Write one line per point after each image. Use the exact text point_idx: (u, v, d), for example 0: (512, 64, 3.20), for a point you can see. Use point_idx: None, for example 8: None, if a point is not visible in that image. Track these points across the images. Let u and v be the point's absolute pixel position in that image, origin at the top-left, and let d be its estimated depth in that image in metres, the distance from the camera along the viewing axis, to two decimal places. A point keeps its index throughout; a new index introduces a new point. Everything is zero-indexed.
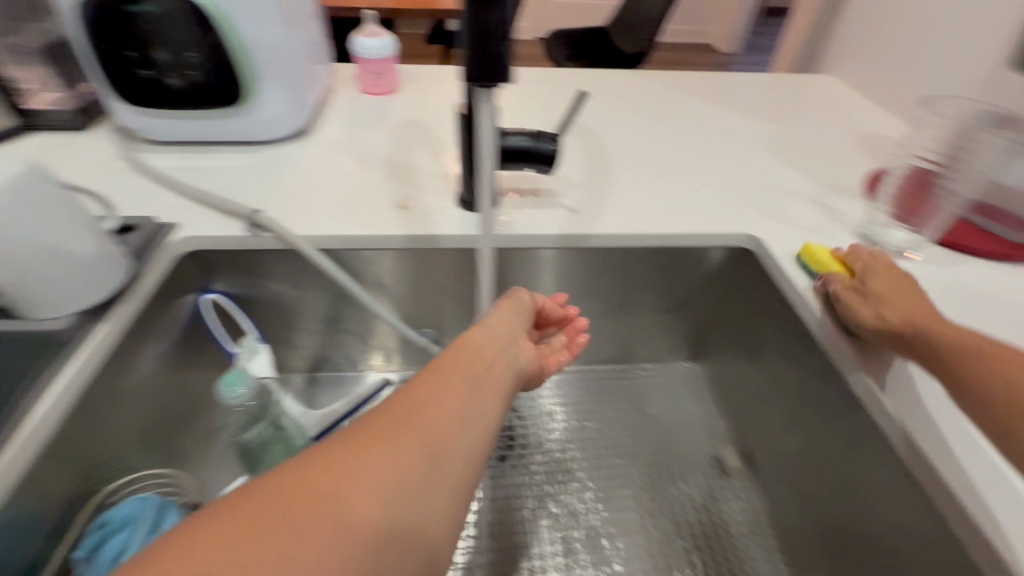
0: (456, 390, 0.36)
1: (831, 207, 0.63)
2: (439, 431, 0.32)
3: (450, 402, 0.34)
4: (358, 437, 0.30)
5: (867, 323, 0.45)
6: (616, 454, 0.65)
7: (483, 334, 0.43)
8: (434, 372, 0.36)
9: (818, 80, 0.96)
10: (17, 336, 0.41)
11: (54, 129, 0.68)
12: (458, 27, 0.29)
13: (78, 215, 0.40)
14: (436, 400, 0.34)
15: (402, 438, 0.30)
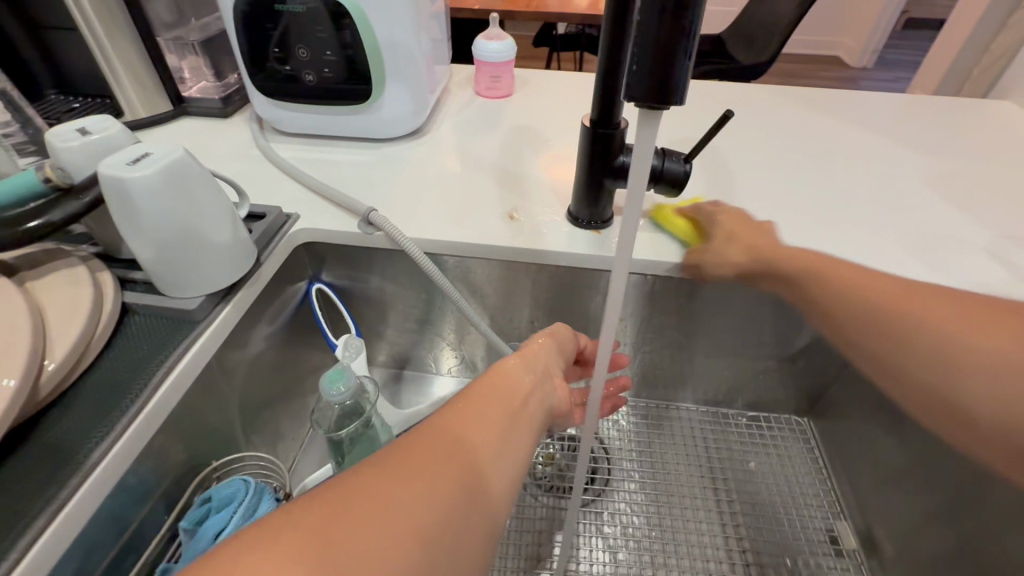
0: (492, 418, 0.36)
1: (1012, 263, 0.52)
2: (477, 459, 0.33)
3: (489, 430, 0.35)
4: (393, 461, 0.31)
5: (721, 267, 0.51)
6: (705, 508, 0.59)
7: (527, 367, 0.43)
8: (470, 401, 0.37)
9: (992, 107, 0.83)
10: (151, 311, 0.43)
11: (201, 115, 0.74)
12: (630, 38, 0.25)
13: (220, 203, 0.42)
14: (475, 427, 0.35)
15: (444, 462, 0.31)
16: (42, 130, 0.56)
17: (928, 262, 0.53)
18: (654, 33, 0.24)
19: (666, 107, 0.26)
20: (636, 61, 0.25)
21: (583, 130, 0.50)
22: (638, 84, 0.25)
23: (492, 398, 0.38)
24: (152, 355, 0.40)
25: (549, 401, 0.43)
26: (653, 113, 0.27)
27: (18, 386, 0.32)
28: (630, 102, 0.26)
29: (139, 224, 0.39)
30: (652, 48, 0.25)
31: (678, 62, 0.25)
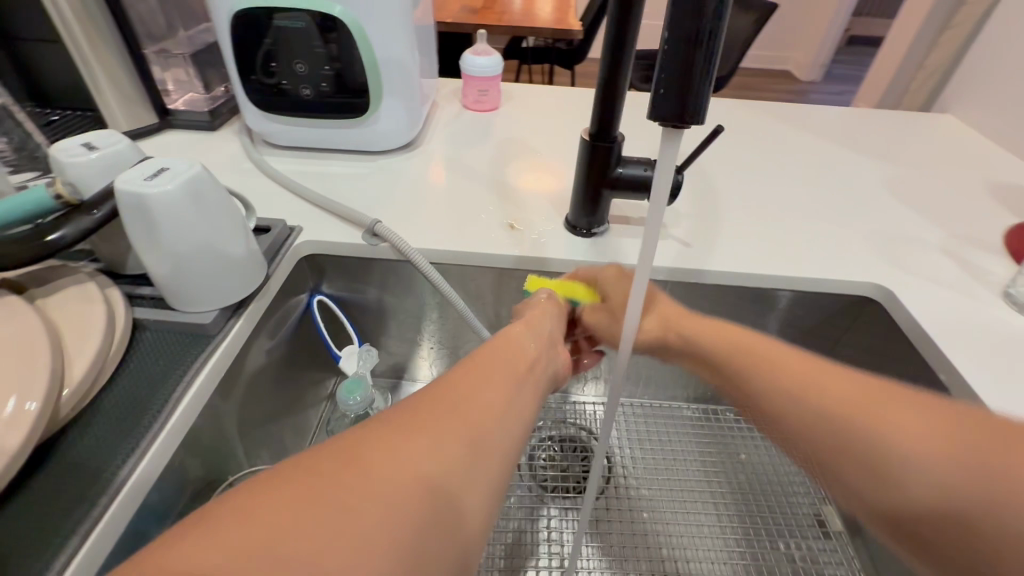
0: (497, 382, 0.36)
1: (967, 262, 0.58)
2: (486, 417, 0.33)
3: (496, 392, 0.35)
4: (405, 415, 0.31)
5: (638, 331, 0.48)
6: (699, 498, 0.62)
7: (530, 338, 0.43)
8: (478, 365, 0.37)
9: (938, 120, 0.90)
10: (165, 326, 0.42)
11: (187, 128, 0.73)
12: (659, 67, 0.27)
13: (235, 217, 0.43)
14: (483, 390, 0.35)
15: (454, 423, 0.31)
16: (30, 144, 0.54)
17: (895, 262, 0.58)
18: (682, 57, 0.26)
19: (689, 126, 0.28)
20: (664, 86, 0.27)
21: (582, 143, 0.53)
22: (666, 108, 0.27)
23: (496, 364, 0.38)
24: (171, 370, 0.40)
25: (550, 369, 0.44)
26: (675, 133, 0.29)
27: (41, 408, 0.31)
28: (653, 121, 0.28)
29: (156, 239, 0.39)
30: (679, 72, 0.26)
31: (703, 88, 0.27)
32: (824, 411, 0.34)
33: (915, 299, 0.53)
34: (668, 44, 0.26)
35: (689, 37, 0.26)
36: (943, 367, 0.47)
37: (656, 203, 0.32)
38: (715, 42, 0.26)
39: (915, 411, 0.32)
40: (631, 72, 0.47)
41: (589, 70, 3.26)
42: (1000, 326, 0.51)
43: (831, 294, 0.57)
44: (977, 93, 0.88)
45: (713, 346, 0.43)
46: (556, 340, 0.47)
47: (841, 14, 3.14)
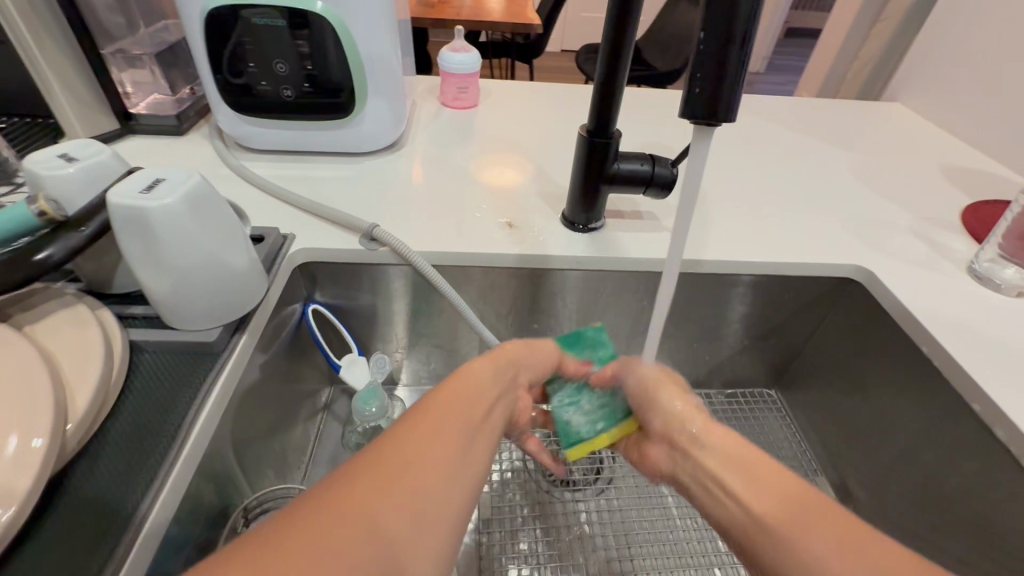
0: (448, 441, 0.32)
1: (934, 241, 0.62)
2: (429, 489, 0.29)
3: (437, 460, 0.31)
4: (320, 507, 0.26)
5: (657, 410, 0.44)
6: None
7: (485, 377, 0.40)
8: (419, 424, 0.33)
9: (891, 109, 0.96)
10: (165, 347, 0.40)
11: (153, 134, 0.68)
12: (694, 61, 0.29)
13: (236, 228, 0.41)
14: (422, 458, 0.31)
15: (381, 514, 0.27)
16: None
17: (870, 245, 0.61)
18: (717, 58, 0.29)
19: (717, 123, 0.30)
20: (698, 79, 0.29)
21: (580, 140, 0.53)
22: (700, 99, 0.29)
23: (448, 416, 0.34)
24: (177, 395, 0.38)
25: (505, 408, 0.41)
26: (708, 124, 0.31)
27: (48, 445, 0.29)
28: (683, 119, 0.31)
29: (155, 254, 0.36)
30: (714, 73, 0.29)
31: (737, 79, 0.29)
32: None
33: (894, 278, 0.56)
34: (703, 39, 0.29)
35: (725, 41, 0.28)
36: (924, 340, 0.51)
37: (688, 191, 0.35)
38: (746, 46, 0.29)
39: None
40: (628, 70, 0.47)
41: (546, 64, 3.27)
42: (968, 299, 0.55)
43: (816, 277, 0.60)
44: (922, 83, 0.94)
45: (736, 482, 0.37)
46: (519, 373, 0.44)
47: (781, 8, 3.28)
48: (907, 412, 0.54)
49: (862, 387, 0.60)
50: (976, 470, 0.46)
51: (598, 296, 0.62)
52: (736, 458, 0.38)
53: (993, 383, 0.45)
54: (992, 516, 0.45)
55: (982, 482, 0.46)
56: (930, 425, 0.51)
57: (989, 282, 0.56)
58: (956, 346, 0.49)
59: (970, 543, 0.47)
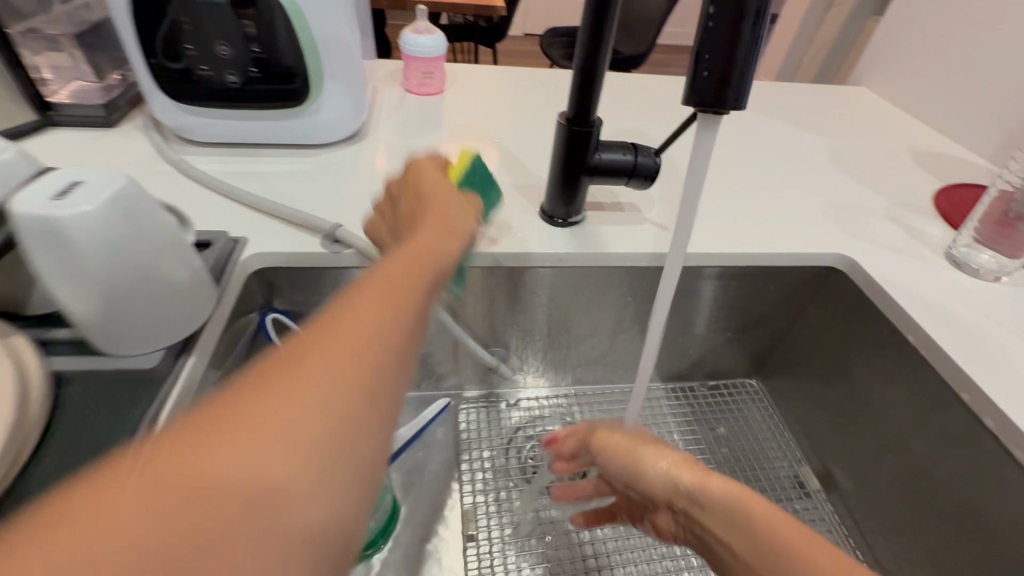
0: (343, 347, 0.24)
1: (911, 226, 0.62)
2: (355, 370, 0.23)
3: (373, 337, 0.25)
4: (222, 409, 0.21)
5: (652, 486, 0.37)
6: None
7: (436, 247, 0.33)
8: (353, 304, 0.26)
9: (856, 93, 0.97)
10: (99, 376, 0.35)
11: (78, 125, 0.60)
12: (697, 50, 0.28)
13: (176, 236, 0.35)
14: (355, 334, 0.25)
15: (296, 408, 0.21)
16: None
17: (851, 232, 0.61)
18: (726, 38, 0.27)
19: (725, 111, 0.29)
20: (704, 70, 0.28)
21: (559, 128, 0.50)
22: (706, 92, 0.28)
23: (350, 326, 0.25)
24: (115, 433, 0.33)
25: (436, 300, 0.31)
26: (711, 117, 0.30)
27: None
28: (687, 106, 0.29)
29: (75, 271, 0.31)
30: (722, 55, 0.27)
31: (746, 66, 0.28)
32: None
33: (877, 266, 0.55)
34: (706, 27, 0.27)
35: (734, 19, 0.27)
36: (911, 329, 0.50)
37: (689, 187, 0.33)
38: (759, 26, 0.27)
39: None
40: (611, 54, 0.44)
41: (508, 48, 3.20)
42: (948, 285, 0.55)
43: (801, 266, 0.59)
44: (886, 68, 0.95)
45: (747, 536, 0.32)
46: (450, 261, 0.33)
47: None
48: (893, 401, 0.54)
49: (846, 376, 0.60)
50: (966, 457, 0.46)
51: (580, 293, 0.59)
52: (739, 518, 0.33)
53: (981, 372, 0.45)
54: (980, 504, 0.45)
55: (972, 470, 0.46)
56: (916, 413, 0.51)
57: (967, 268, 0.56)
58: (942, 334, 0.48)
59: (959, 531, 0.47)
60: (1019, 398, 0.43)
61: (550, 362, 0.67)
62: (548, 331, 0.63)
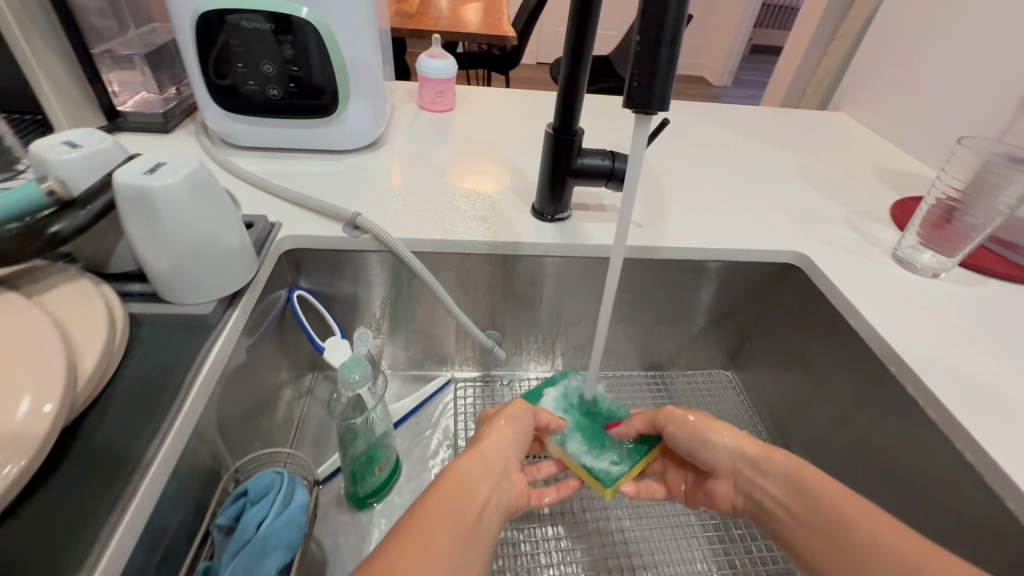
0: (431, 562, 0.33)
1: (865, 231, 0.69)
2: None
3: (442, 550, 0.34)
4: None
5: (722, 452, 0.49)
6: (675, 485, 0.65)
7: (489, 458, 0.44)
8: (427, 515, 0.36)
9: (834, 117, 1.05)
10: (167, 318, 0.44)
11: (139, 129, 0.71)
12: (630, 61, 0.36)
13: (233, 213, 0.45)
14: (434, 549, 0.34)
15: None
16: None
17: (810, 233, 0.68)
18: (650, 58, 0.35)
19: (654, 112, 0.37)
20: (632, 77, 0.36)
21: (547, 137, 0.58)
22: (637, 94, 0.36)
23: (433, 532, 0.35)
24: (176, 358, 0.41)
25: (499, 512, 0.42)
26: (645, 114, 0.38)
27: (56, 412, 0.31)
28: (630, 111, 0.38)
29: (160, 236, 0.40)
30: (648, 72, 0.36)
31: (669, 75, 0.36)
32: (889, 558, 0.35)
33: (829, 262, 0.62)
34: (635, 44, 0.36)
35: (655, 46, 0.35)
36: (852, 314, 0.57)
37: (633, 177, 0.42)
38: (674, 48, 0.35)
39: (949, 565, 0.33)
40: (586, 75, 0.53)
41: (521, 77, 3.35)
42: (892, 280, 0.61)
43: (763, 263, 0.66)
44: (861, 94, 1.04)
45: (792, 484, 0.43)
46: (504, 468, 0.45)
47: (745, 27, 3.48)
48: (839, 377, 0.61)
49: (803, 362, 0.67)
50: (898, 425, 0.52)
51: (566, 283, 0.67)
52: (793, 477, 0.43)
53: (905, 347, 0.52)
54: (909, 467, 0.51)
55: (902, 438, 0.52)
56: (859, 390, 0.58)
57: (912, 267, 0.63)
58: (877, 318, 0.55)
59: (894, 494, 0.53)
60: (939, 370, 0.50)
61: (540, 345, 0.75)
62: (541, 316, 0.71)
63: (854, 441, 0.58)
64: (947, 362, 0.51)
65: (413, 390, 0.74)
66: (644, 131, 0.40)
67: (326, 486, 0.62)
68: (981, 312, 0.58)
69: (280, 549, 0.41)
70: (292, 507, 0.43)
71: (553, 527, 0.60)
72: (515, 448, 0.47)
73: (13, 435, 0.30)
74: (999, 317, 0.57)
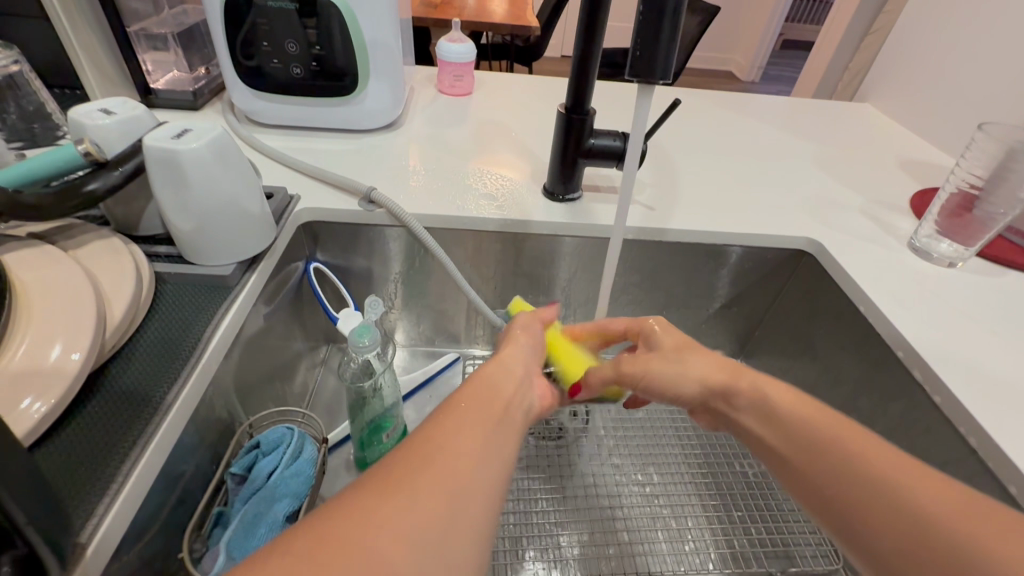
0: (465, 444, 0.31)
1: (882, 220, 0.68)
2: (466, 464, 0.30)
3: (476, 435, 0.32)
4: (383, 476, 0.28)
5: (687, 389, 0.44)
6: (687, 475, 0.64)
7: (513, 361, 0.42)
8: (450, 409, 0.34)
9: (859, 108, 1.03)
10: (189, 279, 0.46)
11: (169, 106, 0.74)
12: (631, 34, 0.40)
13: (254, 181, 0.47)
14: (465, 435, 0.32)
15: (432, 480, 0.28)
16: (39, 104, 0.54)
17: (824, 220, 0.67)
18: (653, 29, 0.38)
19: (657, 81, 0.40)
20: (632, 49, 0.40)
21: (559, 116, 0.59)
22: (638, 66, 0.40)
23: (464, 420, 0.33)
24: (197, 316, 0.44)
25: (530, 408, 0.40)
26: (648, 85, 0.41)
27: (85, 359, 0.34)
28: (633, 80, 0.41)
29: (184, 198, 0.42)
30: (652, 43, 0.39)
31: (671, 47, 0.39)
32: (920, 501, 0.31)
33: (842, 249, 0.62)
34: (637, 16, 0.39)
35: (658, 16, 0.38)
36: (862, 301, 0.57)
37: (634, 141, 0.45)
38: (676, 18, 0.38)
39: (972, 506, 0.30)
40: (600, 55, 0.54)
41: (545, 69, 3.35)
42: (906, 268, 0.61)
43: (775, 249, 0.66)
44: (889, 84, 1.01)
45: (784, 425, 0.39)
46: (529, 367, 0.43)
47: (776, 20, 3.40)
48: (847, 365, 0.60)
49: (813, 350, 0.66)
50: (903, 412, 0.52)
51: (575, 263, 0.68)
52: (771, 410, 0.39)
53: (914, 334, 0.51)
54: (912, 453, 0.51)
55: (907, 424, 0.52)
56: (866, 377, 0.57)
57: (927, 257, 0.62)
58: (886, 304, 0.54)
59: None
60: (947, 358, 0.49)
61: None
62: (550, 296, 0.72)
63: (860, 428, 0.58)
64: (956, 350, 0.50)
65: (424, 364, 0.76)
66: (648, 99, 0.43)
67: (335, 452, 0.65)
68: (997, 302, 0.56)
69: (288, 497, 0.44)
70: (300, 461, 0.46)
71: (561, 507, 0.60)
72: (535, 355, 0.45)
73: (46, 375, 0.32)
74: (1017, 308, 0.56)
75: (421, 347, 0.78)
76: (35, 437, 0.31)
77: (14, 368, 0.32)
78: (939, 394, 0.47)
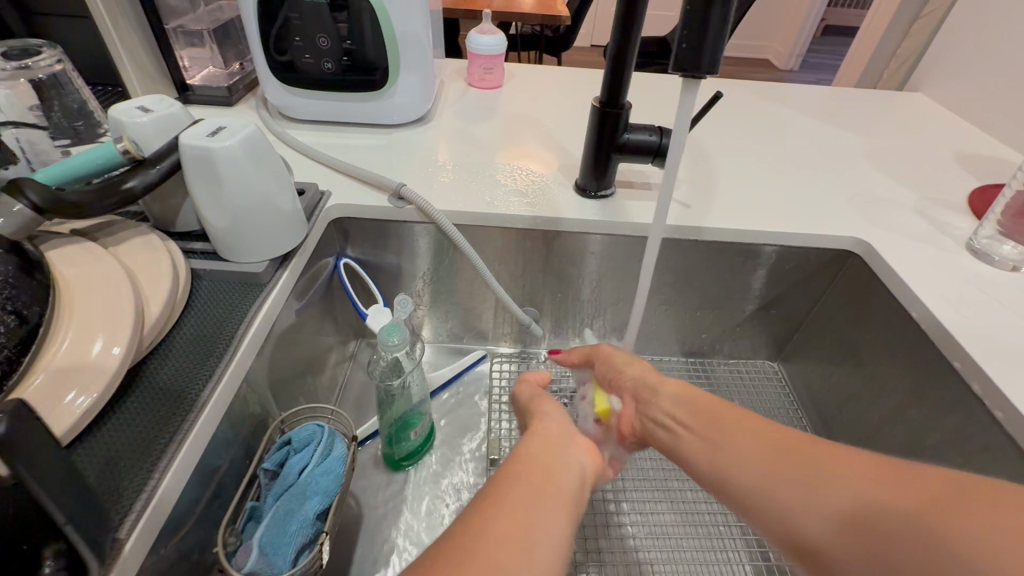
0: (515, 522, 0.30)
1: (936, 219, 0.64)
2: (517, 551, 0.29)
3: (520, 514, 0.31)
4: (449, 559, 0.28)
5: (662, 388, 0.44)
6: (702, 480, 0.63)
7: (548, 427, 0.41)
8: (502, 482, 0.33)
9: (911, 98, 0.97)
10: (225, 275, 0.47)
11: (203, 102, 0.75)
12: (676, 24, 0.38)
13: (284, 179, 0.47)
14: (516, 510, 0.31)
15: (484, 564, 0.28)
16: (80, 103, 0.56)
17: (873, 220, 0.63)
18: (700, 17, 0.36)
19: (703, 76, 0.38)
20: (677, 38, 0.38)
21: (592, 111, 0.57)
22: (685, 57, 0.38)
23: (517, 495, 0.32)
24: (233, 314, 0.44)
25: (578, 474, 0.37)
26: (694, 78, 0.39)
27: (124, 354, 0.34)
28: (678, 73, 0.39)
29: (218, 195, 0.43)
30: (699, 33, 0.37)
31: (720, 36, 0.37)
32: (895, 516, 0.26)
33: (893, 249, 0.58)
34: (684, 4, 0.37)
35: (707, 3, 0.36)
36: (914, 305, 0.53)
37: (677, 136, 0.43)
38: (727, 6, 0.36)
39: (968, 501, 0.25)
40: (637, 47, 0.51)
41: (573, 59, 3.30)
42: (964, 270, 0.57)
43: (818, 250, 0.63)
44: (945, 72, 0.95)
45: (741, 441, 0.36)
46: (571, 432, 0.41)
47: (818, 3, 3.24)
48: (894, 371, 0.57)
49: (857, 354, 0.63)
50: (958, 424, 0.49)
51: (604, 262, 0.66)
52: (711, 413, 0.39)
53: (973, 342, 0.48)
54: (968, 468, 0.48)
55: (963, 437, 0.49)
56: (916, 385, 0.54)
57: (987, 259, 0.58)
58: (941, 310, 0.51)
59: None
60: (1011, 369, 0.46)
61: (576, 324, 0.75)
62: (583, 294, 0.71)
63: (909, 437, 0.55)
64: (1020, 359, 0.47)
65: (451, 360, 0.76)
66: (693, 95, 0.41)
67: (365, 446, 0.65)
68: None
69: (319, 495, 0.44)
70: (330, 459, 0.46)
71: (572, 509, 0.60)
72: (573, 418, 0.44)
73: (87, 370, 0.33)
74: None
75: (448, 345, 0.77)
76: (70, 439, 0.32)
77: (57, 363, 0.32)
78: (1004, 405, 0.44)
